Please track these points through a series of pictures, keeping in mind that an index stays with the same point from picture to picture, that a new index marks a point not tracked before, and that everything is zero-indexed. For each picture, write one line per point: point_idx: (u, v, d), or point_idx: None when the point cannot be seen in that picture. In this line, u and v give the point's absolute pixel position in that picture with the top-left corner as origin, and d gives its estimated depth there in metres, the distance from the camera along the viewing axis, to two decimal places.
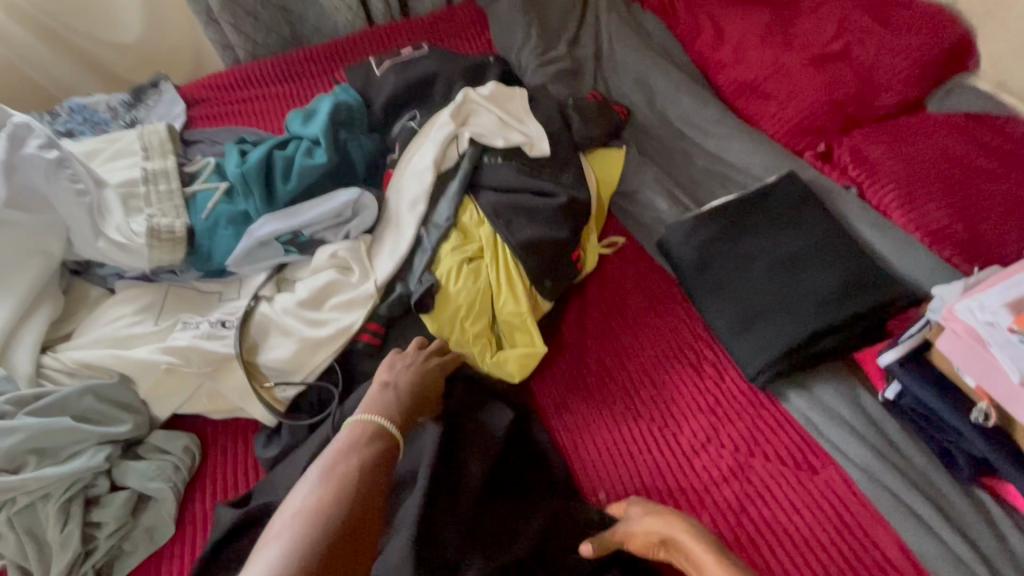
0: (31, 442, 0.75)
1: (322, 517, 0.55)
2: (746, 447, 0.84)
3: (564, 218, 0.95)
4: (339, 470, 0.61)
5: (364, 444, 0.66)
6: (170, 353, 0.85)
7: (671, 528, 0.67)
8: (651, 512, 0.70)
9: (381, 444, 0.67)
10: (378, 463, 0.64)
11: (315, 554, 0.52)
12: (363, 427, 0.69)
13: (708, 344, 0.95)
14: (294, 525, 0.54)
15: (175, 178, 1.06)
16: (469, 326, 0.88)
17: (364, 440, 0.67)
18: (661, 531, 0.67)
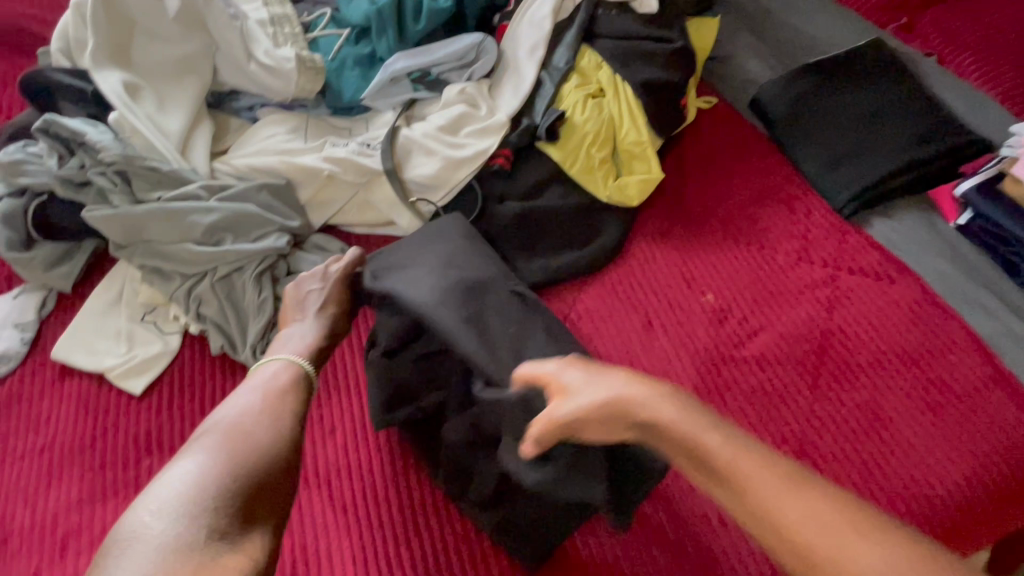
0: (226, 220, 0.88)
1: (242, 429, 0.65)
2: (834, 263, 0.97)
3: (675, 64, 1.05)
4: (239, 405, 0.68)
5: (278, 377, 0.73)
6: (332, 162, 0.95)
7: (649, 408, 0.55)
8: (591, 420, 0.57)
9: (298, 378, 0.75)
10: (294, 395, 0.72)
11: (234, 456, 0.62)
12: (278, 362, 0.76)
13: (799, 184, 1.06)
14: (215, 435, 0.64)
15: (297, 24, 1.08)
16: (595, 153, 0.99)
17: (282, 376, 0.74)
18: (633, 416, 0.56)
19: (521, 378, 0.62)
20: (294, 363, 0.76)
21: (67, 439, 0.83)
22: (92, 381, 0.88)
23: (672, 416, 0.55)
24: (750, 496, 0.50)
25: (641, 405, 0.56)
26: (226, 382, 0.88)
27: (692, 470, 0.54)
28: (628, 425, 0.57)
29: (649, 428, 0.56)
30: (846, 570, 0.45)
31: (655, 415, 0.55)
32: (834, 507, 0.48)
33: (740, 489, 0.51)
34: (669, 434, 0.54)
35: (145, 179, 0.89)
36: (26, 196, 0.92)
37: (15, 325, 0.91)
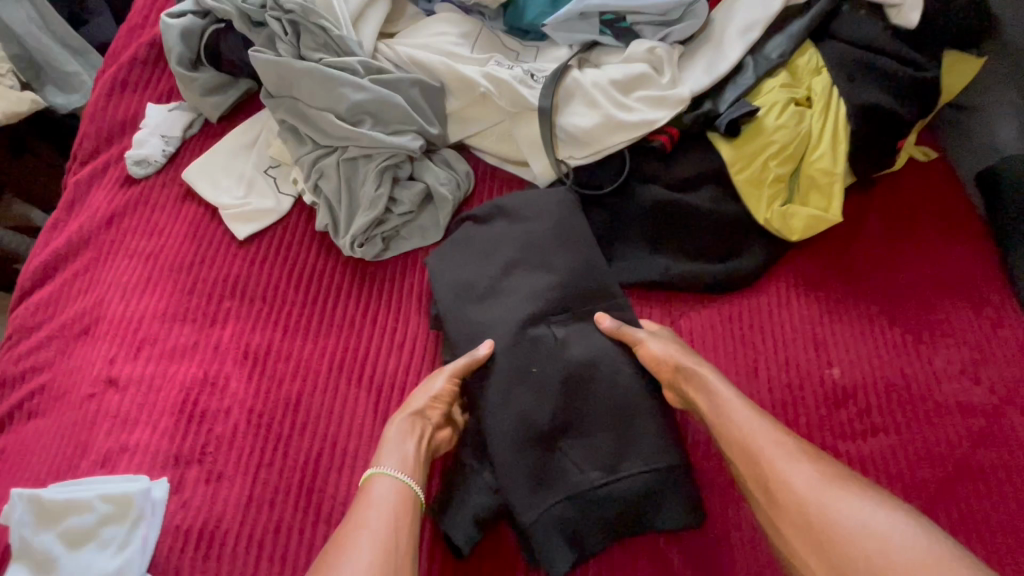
0: (372, 106, 0.85)
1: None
2: (1004, 395, 0.80)
3: (916, 97, 0.86)
4: (359, 547, 0.60)
5: (396, 508, 0.64)
6: (491, 81, 0.88)
7: (700, 365, 0.72)
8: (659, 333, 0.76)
9: (405, 499, 0.66)
10: (411, 519, 0.65)
11: None
12: (389, 483, 0.66)
13: (999, 290, 0.87)
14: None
15: None
16: (772, 167, 0.85)
17: (401, 510, 0.64)
18: (689, 360, 0.72)
19: (603, 320, 0.77)
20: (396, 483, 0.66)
21: (169, 256, 0.88)
22: (206, 212, 0.92)
23: (736, 401, 0.69)
24: (797, 499, 0.60)
25: (696, 364, 0.72)
26: (316, 260, 0.88)
27: (749, 469, 0.65)
28: (677, 367, 0.72)
29: (710, 409, 0.69)
30: (820, 509, 0.59)
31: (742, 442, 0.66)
32: (874, 503, 0.58)
33: (749, 443, 0.65)
34: (711, 391, 0.70)
35: (314, 39, 0.88)
36: (208, 19, 0.95)
37: (163, 135, 0.96)
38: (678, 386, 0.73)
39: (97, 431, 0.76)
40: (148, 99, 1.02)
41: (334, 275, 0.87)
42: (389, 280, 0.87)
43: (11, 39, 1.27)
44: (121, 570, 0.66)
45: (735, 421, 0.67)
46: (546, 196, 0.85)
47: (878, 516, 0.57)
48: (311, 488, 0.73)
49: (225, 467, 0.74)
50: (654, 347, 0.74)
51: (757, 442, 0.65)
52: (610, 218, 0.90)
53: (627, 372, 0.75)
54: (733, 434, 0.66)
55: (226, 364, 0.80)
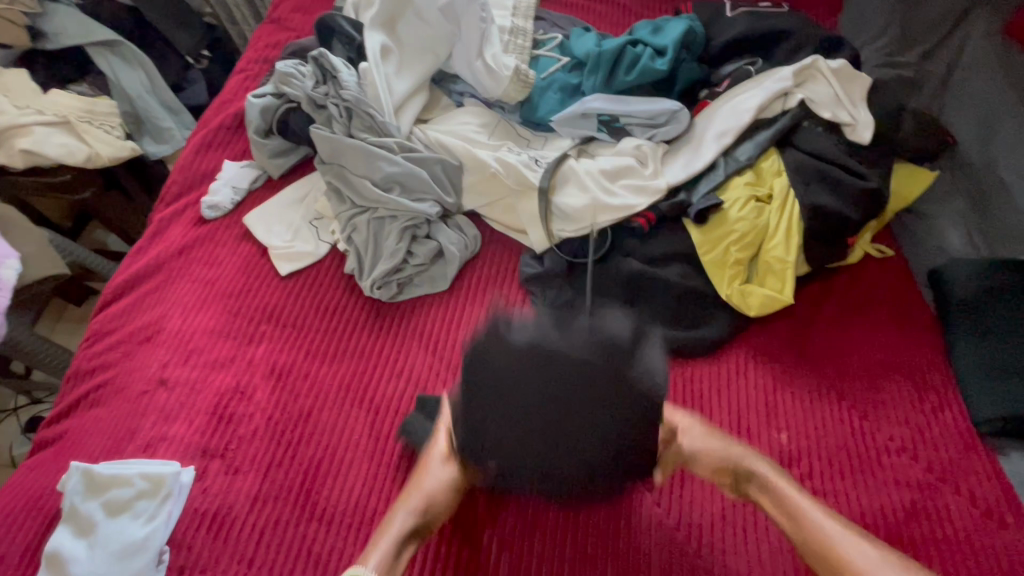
0: (402, 176, 1.05)
1: None
2: (940, 473, 0.87)
3: (863, 201, 1.00)
4: None
5: None
6: (501, 163, 1.08)
7: (760, 469, 0.77)
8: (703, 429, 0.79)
9: None
10: None
11: None
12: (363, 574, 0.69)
13: (942, 378, 0.96)
14: None
15: (529, 39, 1.22)
16: (733, 251, 0.99)
17: None
18: (735, 460, 0.78)
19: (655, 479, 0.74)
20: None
21: (224, 283, 1.07)
22: (258, 250, 1.11)
23: (795, 497, 0.74)
24: (824, 537, 0.69)
25: (761, 469, 0.77)
26: (341, 297, 1.05)
27: (777, 508, 0.75)
28: (734, 477, 0.78)
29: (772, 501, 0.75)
30: None
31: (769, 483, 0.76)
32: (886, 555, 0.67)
33: (799, 523, 0.72)
34: (765, 485, 0.76)
35: (362, 121, 1.10)
36: (282, 100, 1.18)
37: (233, 186, 1.18)
38: (746, 490, 0.78)
39: (145, 420, 0.92)
40: (225, 157, 1.25)
41: (354, 311, 1.03)
42: (399, 319, 1.03)
43: (125, 99, 1.55)
44: (147, 537, 0.79)
45: (786, 518, 0.73)
46: None
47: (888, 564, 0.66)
48: (310, 488, 0.86)
49: (242, 462, 0.88)
50: (700, 456, 0.78)
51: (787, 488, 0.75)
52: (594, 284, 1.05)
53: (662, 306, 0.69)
54: (757, 474, 0.77)
55: (256, 376, 0.96)
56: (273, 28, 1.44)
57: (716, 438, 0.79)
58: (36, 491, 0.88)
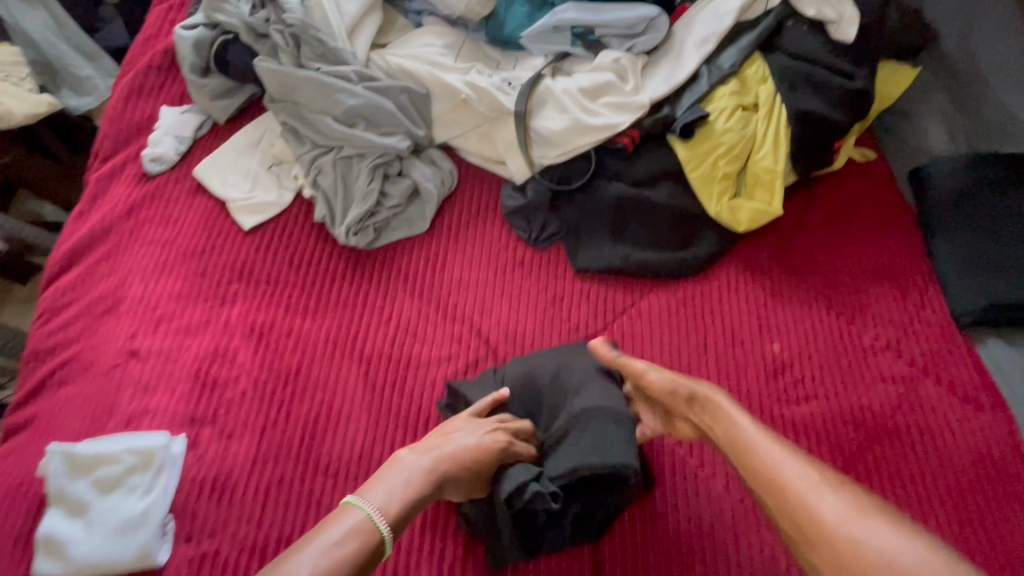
0: (365, 109, 0.97)
1: None
2: (923, 366, 0.90)
3: (847, 104, 0.97)
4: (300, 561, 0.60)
5: (354, 541, 0.63)
6: (471, 87, 0.99)
7: (705, 393, 0.74)
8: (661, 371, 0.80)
9: (367, 542, 0.64)
10: (363, 558, 0.63)
11: None
12: (360, 518, 0.65)
13: (925, 277, 0.97)
14: None
15: None
16: (721, 165, 0.96)
17: (359, 537, 0.64)
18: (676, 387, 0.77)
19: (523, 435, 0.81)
20: (371, 522, 0.66)
21: (185, 243, 0.98)
22: (217, 204, 1.02)
23: (744, 423, 0.69)
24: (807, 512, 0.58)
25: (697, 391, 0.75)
26: (314, 247, 0.98)
27: (732, 448, 0.68)
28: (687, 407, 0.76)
29: (720, 430, 0.71)
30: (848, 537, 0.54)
31: (716, 419, 0.72)
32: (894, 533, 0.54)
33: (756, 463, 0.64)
34: (715, 412, 0.72)
35: (312, 49, 0.99)
36: (218, 32, 1.05)
37: (177, 136, 1.07)
38: (693, 416, 0.75)
39: (122, 395, 0.87)
40: (161, 103, 1.12)
41: (331, 260, 0.97)
42: (381, 265, 0.97)
43: (29, 45, 1.35)
44: (147, 511, 0.76)
45: (730, 448, 0.68)
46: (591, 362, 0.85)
47: (903, 540, 0.53)
48: (311, 445, 0.84)
49: (235, 427, 0.85)
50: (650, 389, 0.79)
51: (763, 452, 0.65)
52: (579, 211, 1.01)
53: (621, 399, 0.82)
54: (707, 402, 0.74)
55: (236, 338, 0.91)
56: None
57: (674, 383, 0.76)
58: (17, 478, 0.83)
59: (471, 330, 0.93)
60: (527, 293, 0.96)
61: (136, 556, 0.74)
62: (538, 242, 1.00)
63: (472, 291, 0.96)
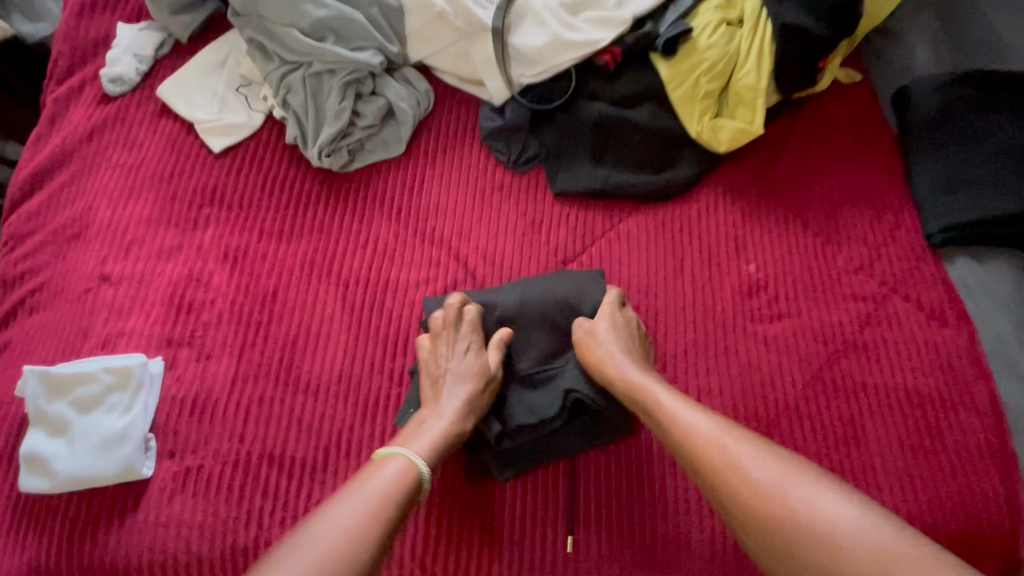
0: (334, 22, 0.92)
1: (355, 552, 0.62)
2: (894, 284, 0.92)
3: (834, 18, 0.92)
4: (351, 500, 0.65)
5: (399, 481, 0.69)
6: (446, 0, 0.95)
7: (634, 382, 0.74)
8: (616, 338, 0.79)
9: (411, 483, 0.69)
10: (406, 492, 0.69)
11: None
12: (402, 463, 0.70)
13: (901, 198, 0.98)
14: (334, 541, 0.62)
15: None
16: (704, 82, 0.94)
17: (405, 478, 0.69)
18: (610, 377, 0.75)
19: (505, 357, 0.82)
20: (409, 464, 0.71)
21: (151, 166, 0.95)
22: (182, 127, 0.98)
23: (676, 409, 0.71)
24: (750, 487, 0.63)
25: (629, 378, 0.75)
26: (286, 170, 0.95)
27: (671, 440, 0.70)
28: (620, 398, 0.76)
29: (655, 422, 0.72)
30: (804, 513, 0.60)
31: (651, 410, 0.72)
32: (835, 493, 0.61)
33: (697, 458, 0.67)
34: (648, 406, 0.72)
35: None
36: None
37: (137, 54, 1.01)
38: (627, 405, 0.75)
39: (95, 318, 0.86)
40: (118, 20, 1.05)
41: (304, 184, 0.95)
42: (356, 189, 0.95)
43: None
44: (128, 427, 0.77)
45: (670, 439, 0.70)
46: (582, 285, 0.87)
47: (844, 505, 0.60)
48: (290, 365, 0.84)
49: (214, 348, 0.84)
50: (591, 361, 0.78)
51: (700, 439, 0.68)
52: (558, 132, 0.98)
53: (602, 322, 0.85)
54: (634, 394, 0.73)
55: (209, 263, 0.89)
56: None
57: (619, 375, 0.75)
58: None
59: (450, 253, 0.92)
60: (505, 217, 0.95)
61: (120, 469, 0.76)
62: (517, 166, 0.98)
63: (450, 215, 0.95)
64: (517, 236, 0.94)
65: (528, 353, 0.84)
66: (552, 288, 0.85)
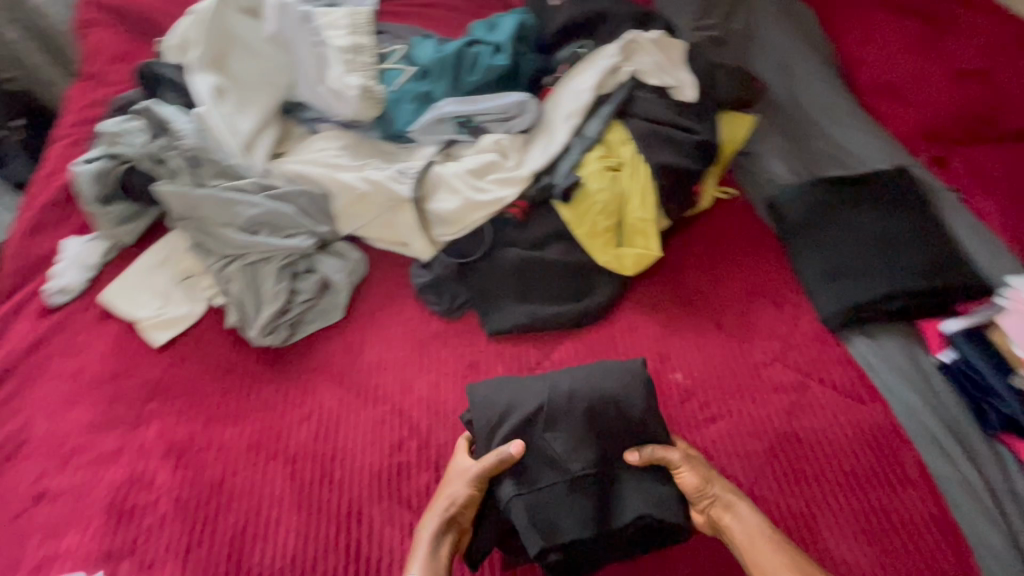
0: (266, 216, 1.03)
1: None
2: (807, 371, 1.00)
3: (695, 154, 1.12)
4: None
5: None
6: (367, 183, 1.08)
7: (732, 495, 0.81)
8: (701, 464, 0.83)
9: None
10: None
11: None
12: None
13: (793, 289, 1.10)
14: None
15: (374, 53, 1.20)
16: (601, 220, 1.08)
17: None
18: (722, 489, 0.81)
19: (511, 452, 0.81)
20: None
21: (94, 369, 0.98)
22: (128, 326, 1.03)
23: (758, 532, 0.78)
24: None
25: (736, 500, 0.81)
26: (229, 353, 1.00)
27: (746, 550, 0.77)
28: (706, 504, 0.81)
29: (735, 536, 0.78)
30: None
31: (736, 520, 0.79)
32: None
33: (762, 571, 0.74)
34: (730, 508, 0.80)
35: (209, 168, 1.05)
36: (115, 159, 1.06)
37: (82, 265, 1.07)
38: (708, 510, 0.82)
39: (30, 542, 0.83)
40: (64, 235, 1.13)
41: (249, 364, 0.99)
42: (298, 360, 1.00)
43: None
44: None
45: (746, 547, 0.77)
46: (618, 371, 0.89)
47: None
48: (239, 558, 0.82)
49: (157, 555, 0.81)
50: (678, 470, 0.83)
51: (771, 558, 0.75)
52: (482, 279, 1.08)
53: (642, 406, 0.86)
54: (721, 496, 0.80)
55: (153, 460, 0.89)
56: (88, 86, 1.31)
57: (716, 489, 0.81)
58: None
59: (397, 407, 0.95)
60: (445, 364, 1.01)
61: None
62: (451, 313, 1.06)
63: (391, 371, 0.99)
64: (459, 381, 0.99)
65: (578, 454, 0.83)
66: (598, 383, 0.87)
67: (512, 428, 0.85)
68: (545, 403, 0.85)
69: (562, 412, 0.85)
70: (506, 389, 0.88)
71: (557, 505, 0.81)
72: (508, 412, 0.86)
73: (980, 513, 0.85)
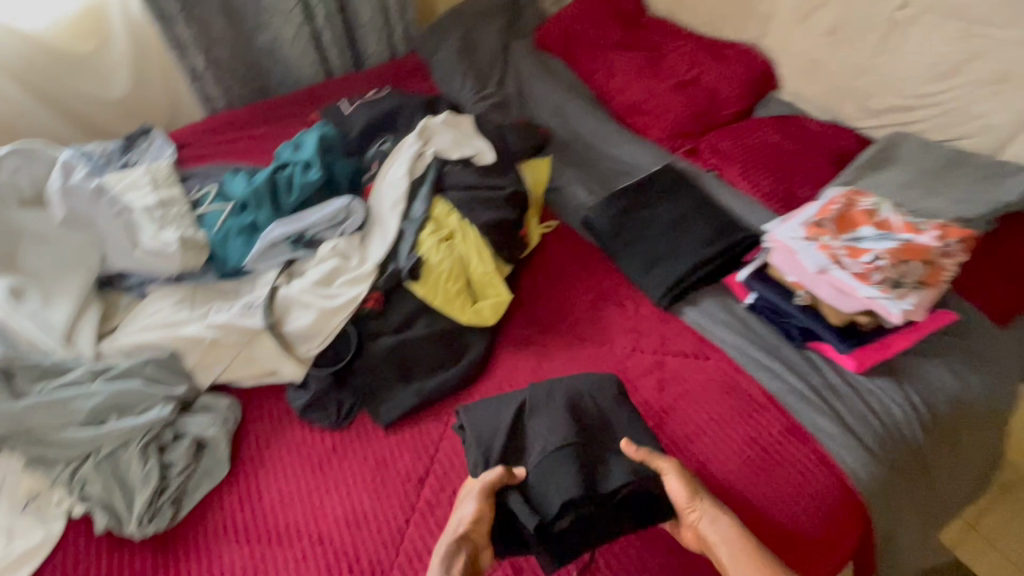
0: (111, 400, 0.97)
1: None
2: (659, 349, 1.17)
3: (509, 204, 1.28)
4: None
5: None
6: (213, 328, 1.06)
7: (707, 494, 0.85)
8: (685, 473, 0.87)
9: None
10: None
11: None
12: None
13: (627, 288, 1.28)
14: None
15: (184, 202, 1.21)
16: (450, 285, 1.17)
17: None
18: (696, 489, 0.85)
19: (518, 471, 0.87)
20: None
21: None
22: None
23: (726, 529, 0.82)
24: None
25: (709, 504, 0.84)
26: (108, 561, 0.90)
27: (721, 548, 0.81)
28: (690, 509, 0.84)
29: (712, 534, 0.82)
30: None
31: (706, 518, 0.83)
32: None
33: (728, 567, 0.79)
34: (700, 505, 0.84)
35: (30, 372, 0.99)
36: None
37: None
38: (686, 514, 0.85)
39: None
40: None
41: (136, 562, 0.90)
42: (192, 535, 0.93)
43: None
44: None
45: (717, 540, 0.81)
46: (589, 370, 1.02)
47: None
48: None
49: None
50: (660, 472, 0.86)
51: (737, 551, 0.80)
52: (362, 376, 1.11)
53: (599, 384, 1.00)
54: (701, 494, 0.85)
55: None
56: None
57: (689, 494, 0.84)
58: None
59: (315, 536, 0.93)
60: (350, 473, 1.01)
61: None
62: (341, 421, 1.07)
63: (297, 503, 0.97)
64: (369, 484, 0.99)
65: (559, 430, 0.91)
66: (571, 381, 1.00)
67: (502, 439, 0.93)
68: (530, 407, 0.96)
69: (544, 404, 0.96)
70: (492, 406, 0.99)
71: (555, 474, 0.86)
72: (498, 431, 0.95)
73: (814, 410, 1.05)
